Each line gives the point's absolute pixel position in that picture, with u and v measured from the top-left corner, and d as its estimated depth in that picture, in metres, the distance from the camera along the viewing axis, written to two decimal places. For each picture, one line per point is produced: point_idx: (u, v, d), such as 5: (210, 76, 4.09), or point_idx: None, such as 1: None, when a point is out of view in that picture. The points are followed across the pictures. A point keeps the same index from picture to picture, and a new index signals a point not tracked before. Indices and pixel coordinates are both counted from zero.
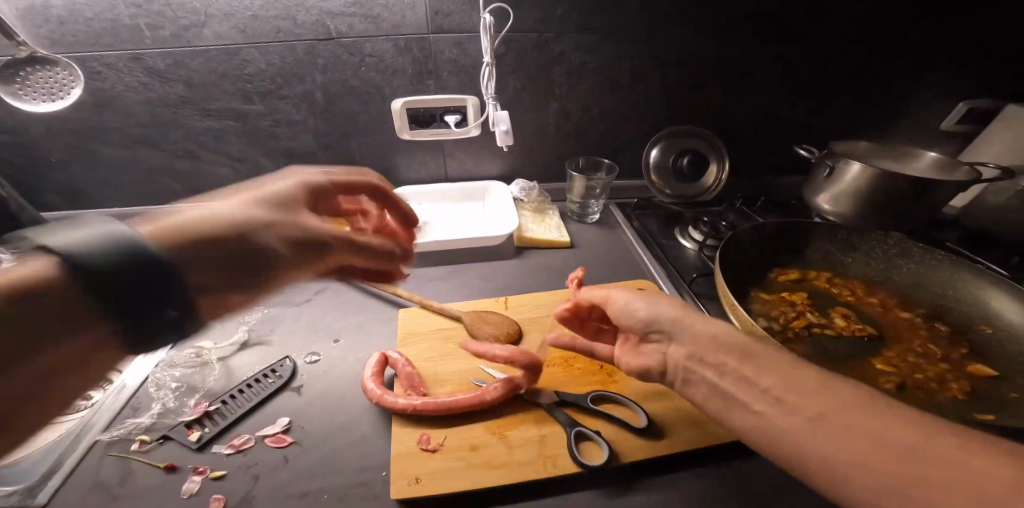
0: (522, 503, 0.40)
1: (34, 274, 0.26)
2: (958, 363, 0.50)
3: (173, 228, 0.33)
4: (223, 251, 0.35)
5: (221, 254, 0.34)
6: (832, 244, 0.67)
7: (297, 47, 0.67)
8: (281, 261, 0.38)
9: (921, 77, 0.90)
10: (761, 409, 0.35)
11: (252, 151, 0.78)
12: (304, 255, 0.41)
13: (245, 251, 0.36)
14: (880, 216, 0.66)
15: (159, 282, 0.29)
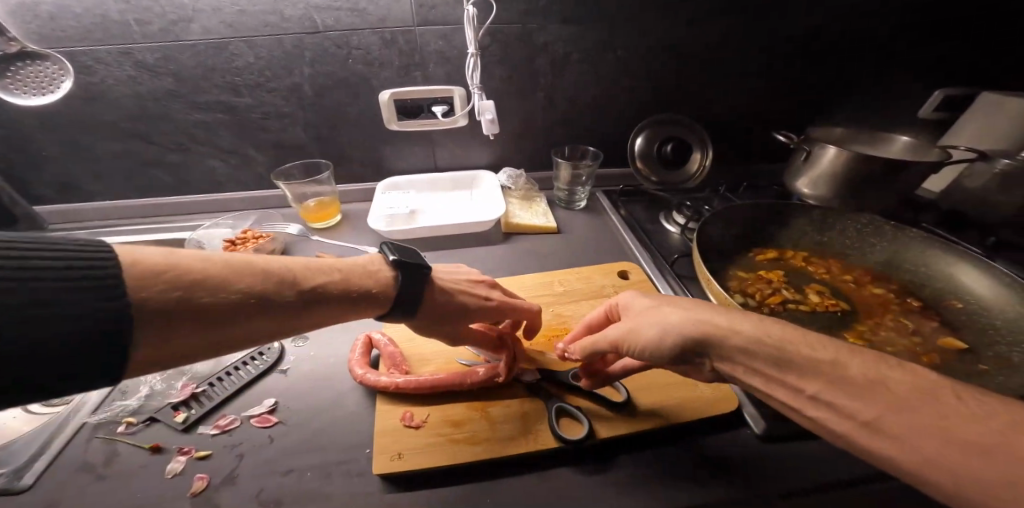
0: (501, 477, 0.41)
1: (375, 264, 0.43)
2: (930, 337, 0.51)
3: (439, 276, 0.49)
4: (444, 297, 0.47)
5: (439, 301, 0.46)
6: (809, 225, 0.69)
7: (285, 40, 0.68)
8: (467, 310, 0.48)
9: (901, 65, 0.92)
10: (816, 414, 0.33)
11: (243, 143, 0.79)
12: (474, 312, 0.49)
13: (453, 299, 0.47)
14: (857, 199, 0.68)
15: (412, 284, 0.43)
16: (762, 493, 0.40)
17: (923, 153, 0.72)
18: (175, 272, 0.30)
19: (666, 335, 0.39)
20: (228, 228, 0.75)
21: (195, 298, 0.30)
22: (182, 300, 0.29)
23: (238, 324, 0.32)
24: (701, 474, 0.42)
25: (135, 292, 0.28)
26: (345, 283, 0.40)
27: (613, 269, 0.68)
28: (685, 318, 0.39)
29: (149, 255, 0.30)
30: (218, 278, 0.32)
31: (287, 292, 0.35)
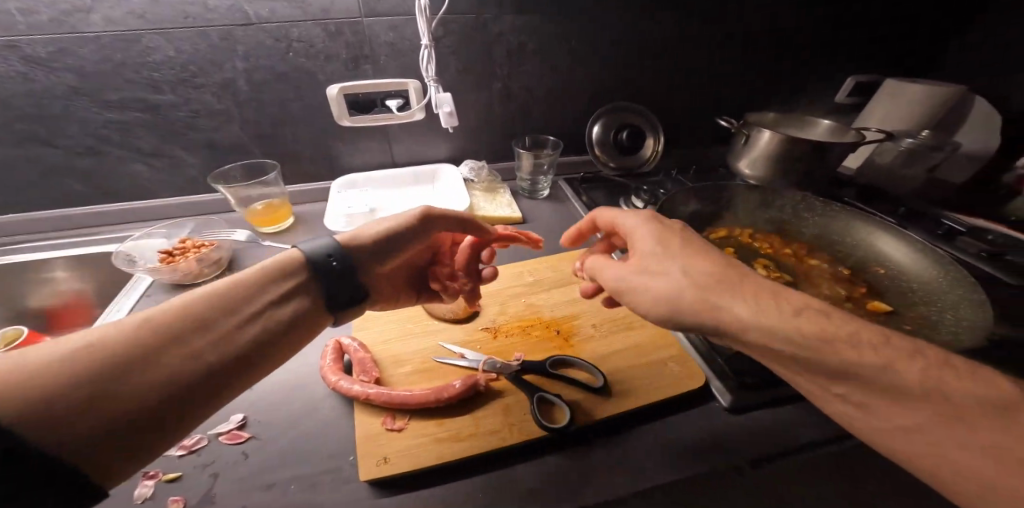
0: (491, 473, 0.42)
1: (286, 261, 0.40)
2: (859, 302, 0.57)
3: (355, 237, 0.46)
4: (371, 247, 0.47)
5: (371, 249, 0.47)
6: (752, 203, 0.74)
7: (210, 32, 0.61)
8: (389, 251, 0.48)
9: (822, 54, 1.01)
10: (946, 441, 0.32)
11: (168, 145, 0.71)
12: (398, 246, 0.49)
13: (376, 247, 0.47)
14: (793, 178, 0.74)
15: (345, 277, 0.42)
16: (740, 464, 0.44)
17: (842, 135, 0.80)
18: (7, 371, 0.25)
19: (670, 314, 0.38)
20: (162, 238, 0.68)
21: (57, 375, 0.26)
22: (57, 396, 0.25)
23: (159, 373, 0.29)
24: (676, 447, 0.45)
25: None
26: (259, 289, 0.37)
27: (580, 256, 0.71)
28: (696, 299, 0.36)
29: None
30: (76, 355, 0.27)
31: (196, 337, 0.32)
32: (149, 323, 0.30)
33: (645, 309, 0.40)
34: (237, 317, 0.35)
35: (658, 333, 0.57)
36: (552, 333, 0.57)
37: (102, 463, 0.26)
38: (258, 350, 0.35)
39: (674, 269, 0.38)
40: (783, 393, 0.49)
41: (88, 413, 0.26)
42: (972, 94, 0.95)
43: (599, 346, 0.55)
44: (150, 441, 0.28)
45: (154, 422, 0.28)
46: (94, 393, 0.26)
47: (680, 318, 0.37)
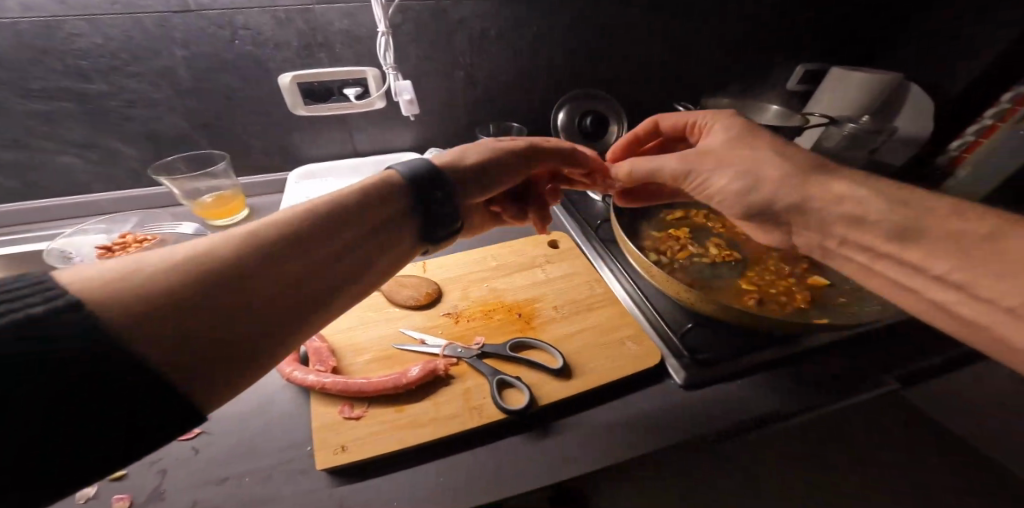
0: (451, 457, 0.43)
1: (382, 179, 0.41)
2: (802, 277, 0.60)
3: (452, 160, 0.48)
4: (456, 173, 0.48)
5: (459, 175, 0.48)
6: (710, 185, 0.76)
7: (144, 18, 0.57)
8: (485, 177, 0.50)
9: (772, 43, 1.05)
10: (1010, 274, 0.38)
11: (101, 136, 0.67)
12: (479, 183, 0.49)
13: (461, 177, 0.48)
14: None
15: (427, 201, 0.42)
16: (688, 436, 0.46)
17: (788, 119, 0.85)
18: (118, 282, 0.25)
19: (754, 187, 0.46)
20: (102, 233, 0.65)
21: (163, 288, 0.26)
22: (161, 292, 0.25)
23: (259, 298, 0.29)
24: (629, 425, 0.47)
25: (100, 314, 0.23)
26: (352, 219, 0.37)
27: (544, 240, 0.72)
28: (780, 174, 0.44)
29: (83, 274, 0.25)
30: (182, 270, 0.27)
31: (286, 247, 0.32)
32: (246, 245, 0.30)
33: (721, 184, 0.48)
34: (329, 244, 0.35)
35: (617, 314, 0.59)
36: (514, 317, 0.58)
37: (200, 385, 0.26)
38: (345, 281, 0.35)
39: (766, 151, 0.47)
40: (730, 368, 0.52)
41: (195, 331, 0.26)
42: (907, 80, 1.01)
43: (560, 328, 0.56)
44: (244, 366, 0.28)
45: (246, 349, 0.28)
46: (199, 314, 0.26)
47: (764, 189, 0.45)
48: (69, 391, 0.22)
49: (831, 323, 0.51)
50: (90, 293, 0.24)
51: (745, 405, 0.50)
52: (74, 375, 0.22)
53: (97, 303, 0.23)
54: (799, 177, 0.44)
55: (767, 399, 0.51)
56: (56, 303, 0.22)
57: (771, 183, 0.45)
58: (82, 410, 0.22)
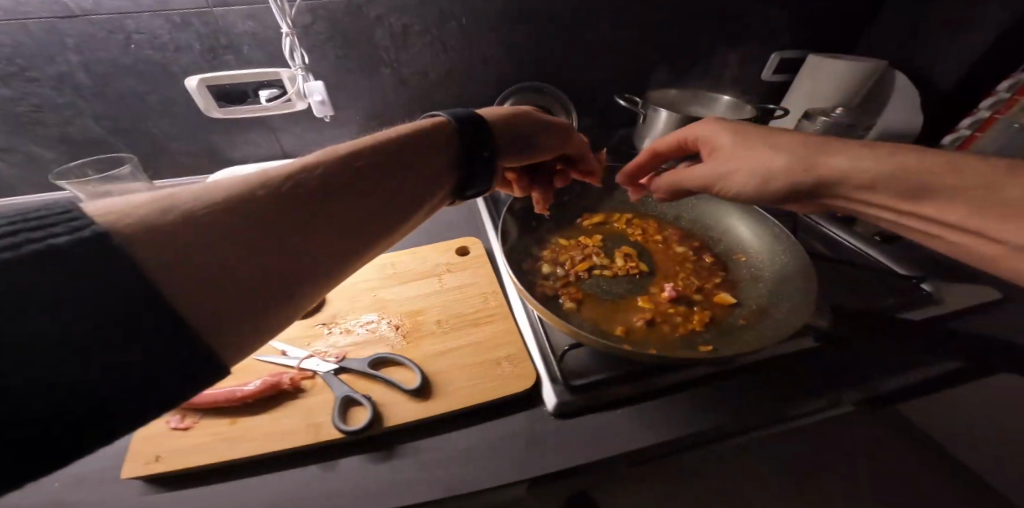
0: (277, 472, 0.42)
1: (436, 126, 0.45)
2: (710, 294, 0.53)
3: (510, 120, 0.51)
4: (509, 134, 0.51)
5: (507, 136, 0.51)
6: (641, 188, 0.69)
7: (29, 25, 0.57)
8: (529, 140, 0.53)
9: (755, 29, 0.93)
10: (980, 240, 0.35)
11: (19, 140, 0.69)
12: (524, 146, 0.53)
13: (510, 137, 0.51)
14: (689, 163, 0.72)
15: (478, 152, 0.46)
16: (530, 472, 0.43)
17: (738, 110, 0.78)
18: (183, 212, 0.25)
19: (770, 180, 0.45)
20: None
21: (227, 220, 0.26)
22: (227, 203, 0.27)
23: (301, 234, 0.30)
24: (477, 453, 0.45)
25: (137, 246, 0.22)
26: (382, 166, 0.39)
27: (454, 246, 0.68)
28: (791, 162, 0.43)
29: (156, 200, 0.25)
30: (228, 203, 0.27)
31: (352, 179, 0.35)
32: (294, 183, 0.32)
33: (741, 185, 0.48)
34: (357, 188, 0.35)
35: (504, 331, 0.55)
36: (392, 331, 0.55)
37: (234, 323, 0.26)
38: (394, 216, 0.38)
39: (762, 146, 0.45)
40: (602, 396, 0.48)
41: (244, 265, 0.26)
42: (891, 67, 0.92)
43: (436, 344, 0.53)
44: (274, 308, 0.28)
45: (284, 287, 0.29)
46: (247, 250, 0.27)
47: (782, 180, 0.44)
48: (128, 335, 0.20)
49: (717, 355, 0.45)
50: (130, 226, 0.23)
51: (610, 436, 0.46)
52: (146, 315, 0.21)
53: (149, 238, 0.23)
54: (802, 163, 0.43)
55: (640, 434, 0.46)
56: (81, 233, 0.21)
57: (782, 174, 0.44)
58: (135, 356, 0.21)
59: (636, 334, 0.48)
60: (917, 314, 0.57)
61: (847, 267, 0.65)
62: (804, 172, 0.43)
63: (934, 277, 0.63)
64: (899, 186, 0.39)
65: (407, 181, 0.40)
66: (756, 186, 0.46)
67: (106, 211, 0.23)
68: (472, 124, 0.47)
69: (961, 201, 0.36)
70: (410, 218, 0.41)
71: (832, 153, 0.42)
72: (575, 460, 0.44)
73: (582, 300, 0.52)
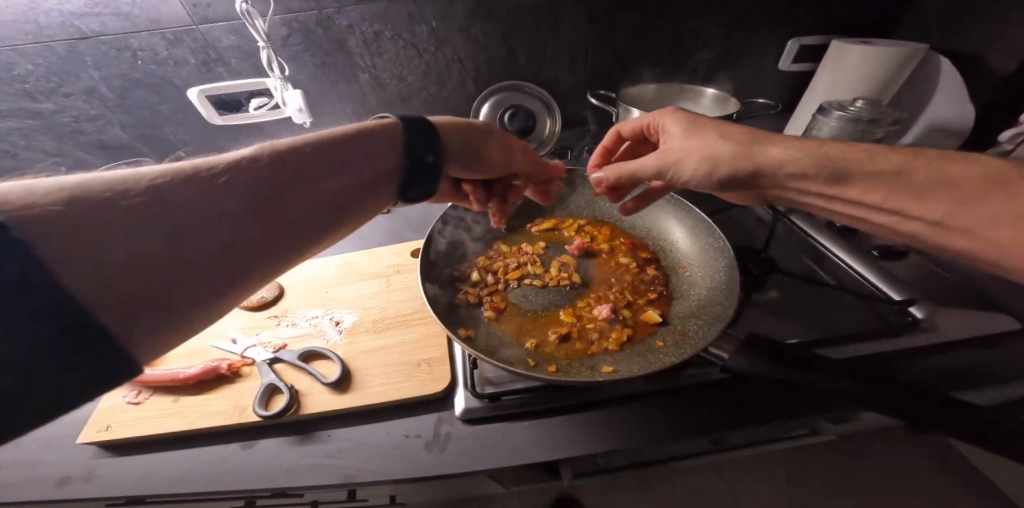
0: (206, 446, 0.48)
1: (384, 124, 0.44)
2: (638, 312, 0.56)
3: (461, 131, 0.50)
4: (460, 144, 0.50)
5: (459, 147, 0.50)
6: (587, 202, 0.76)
7: (55, 47, 0.67)
8: (480, 154, 0.53)
9: (763, 15, 0.83)
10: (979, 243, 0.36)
11: (66, 147, 0.81)
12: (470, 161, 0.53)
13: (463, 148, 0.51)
14: None
15: (419, 153, 0.45)
16: (423, 468, 0.45)
17: (723, 105, 0.81)
18: (87, 201, 0.25)
19: (716, 168, 0.49)
20: None
21: (138, 211, 0.26)
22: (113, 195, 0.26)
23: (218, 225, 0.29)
24: (381, 449, 0.47)
25: (32, 242, 0.22)
26: (320, 161, 0.38)
27: (408, 248, 0.72)
28: (736, 151, 0.47)
29: (53, 190, 0.25)
30: (137, 196, 0.27)
31: (280, 176, 0.34)
32: (220, 177, 0.31)
33: (690, 172, 0.51)
34: (293, 183, 0.35)
35: (431, 334, 0.58)
36: (331, 327, 0.59)
37: (138, 320, 0.25)
38: (320, 223, 0.37)
39: (710, 134, 0.49)
40: (517, 402, 0.48)
41: (161, 260, 0.26)
42: (933, 52, 0.82)
43: (366, 341, 0.57)
44: (190, 305, 0.28)
45: (205, 279, 0.28)
46: (162, 243, 0.26)
47: (726, 167, 0.48)
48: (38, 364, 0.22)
49: (617, 375, 0.47)
50: (25, 215, 0.22)
51: (506, 440, 0.46)
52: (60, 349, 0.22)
53: (43, 230, 0.23)
54: (742, 151, 0.47)
55: (542, 444, 0.46)
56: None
57: (730, 161, 0.47)
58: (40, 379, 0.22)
59: (546, 347, 0.52)
60: (892, 346, 0.49)
61: (825, 288, 0.58)
62: (748, 158, 0.47)
63: (931, 301, 0.54)
64: (830, 167, 0.43)
65: (351, 179, 0.39)
66: (705, 174, 0.50)
67: None
68: (424, 129, 0.46)
69: (879, 188, 0.41)
70: (353, 220, 0.40)
71: (768, 143, 0.46)
72: (461, 465, 0.44)
73: (506, 309, 0.57)
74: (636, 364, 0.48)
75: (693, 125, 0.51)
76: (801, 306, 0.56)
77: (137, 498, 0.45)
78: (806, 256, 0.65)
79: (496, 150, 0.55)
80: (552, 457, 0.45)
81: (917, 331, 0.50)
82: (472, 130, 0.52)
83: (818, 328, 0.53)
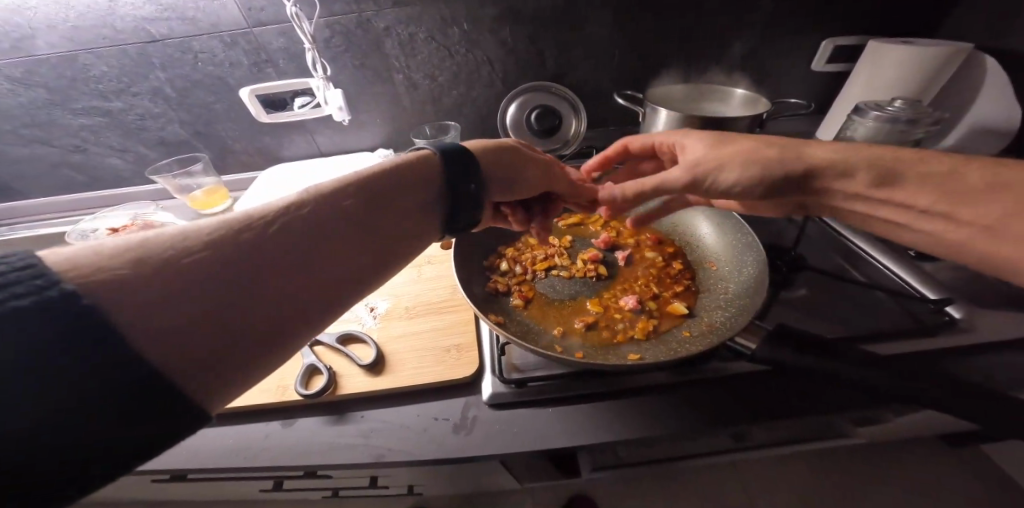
0: (252, 422, 0.52)
1: (422, 155, 0.45)
2: (665, 304, 0.57)
3: (491, 150, 0.52)
4: (495, 165, 0.52)
5: (495, 167, 0.52)
6: None
7: (128, 49, 0.74)
8: (515, 175, 0.54)
9: (796, 14, 0.82)
10: None
11: (130, 143, 0.89)
12: (508, 182, 0.54)
13: (498, 165, 0.52)
14: None
15: (461, 174, 0.45)
16: (449, 455, 0.46)
17: (753, 106, 0.80)
18: (154, 260, 0.25)
19: (761, 169, 0.48)
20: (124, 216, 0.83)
21: (205, 271, 0.27)
22: (177, 251, 0.27)
23: (273, 270, 0.30)
24: (412, 430, 0.49)
25: (107, 306, 0.22)
26: (363, 202, 0.39)
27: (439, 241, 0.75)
28: (781, 152, 0.47)
29: (113, 247, 0.25)
30: (204, 251, 0.27)
31: (328, 218, 0.35)
32: (272, 228, 0.32)
33: (736, 176, 0.50)
34: (342, 232, 0.36)
35: (459, 321, 0.60)
36: (367, 313, 0.62)
37: (208, 382, 0.26)
38: (369, 257, 0.37)
39: (740, 141, 0.50)
40: (545, 392, 0.50)
41: (221, 307, 0.27)
42: (978, 51, 0.79)
43: (398, 327, 0.59)
44: (256, 364, 0.29)
45: (270, 336, 0.29)
46: (224, 298, 0.27)
47: (773, 169, 0.48)
48: (80, 382, 0.20)
49: (642, 362, 0.48)
50: (93, 281, 0.23)
51: (534, 429, 0.47)
52: (90, 359, 0.20)
53: (118, 297, 0.23)
54: (789, 153, 0.47)
55: (569, 431, 0.47)
56: (46, 293, 0.21)
57: (776, 161, 0.47)
58: (64, 392, 0.19)
59: (574, 334, 0.53)
60: (926, 345, 0.48)
61: (858, 286, 0.57)
62: (793, 159, 0.47)
63: (970, 301, 0.53)
64: (879, 172, 0.44)
65: (393, 224, 0.40)
66: (753, 178, 0.49)
67: (65, 269, 0.23)
68: (461, 160, 0.46)
69: (925, 188, 0.41)
70: (398, 261, 0.41)
71: (810, 147, 0.47)
72: (488, 450, 0.46)
73: (532, 298, 0.59)
74: (663, 353, 0.49)
75: (717, 138, 0.52)
76: (831, 305, 0.55)
77: (181, 472, 0.49)
78: (838, 256, 0.64)
79: (526, 169, 0.55)
80: (575, 442, 0.46)
81: (955, 331, 0.49)
82: (500, 149, 0.53)
83: (849, 326, 0.52)
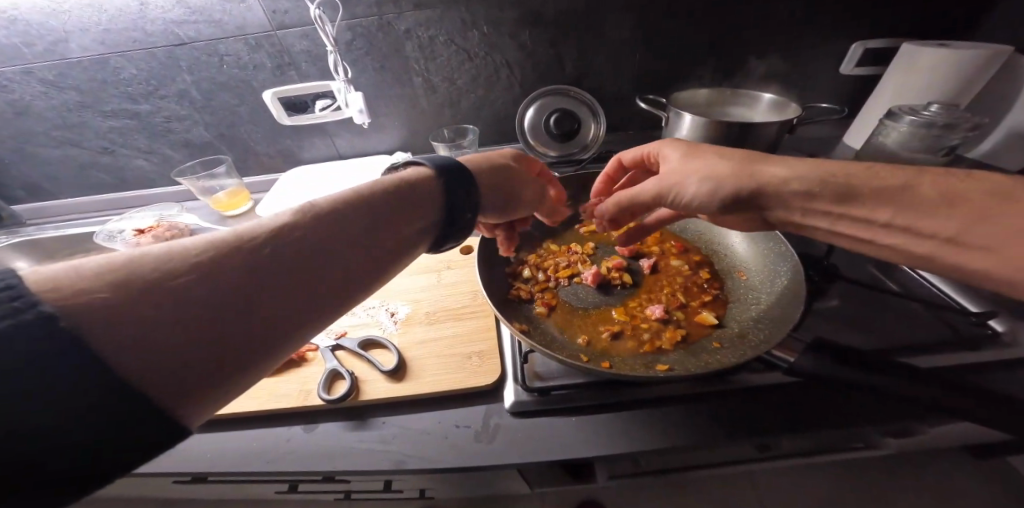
0: (275, 424, 0.52)
1: (422, 172, 0.45)
2: (693, 313, 0.56)
3: (482, 162, 0.52)
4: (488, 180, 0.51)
5: (488, 183, 0.51)
6: None
7: (157, 52, 0.76)
8: (510, 191, 0.53)
9: (826, 15, 0.80)
10: None
11: (156, 144, 0.90)
12: (499, 196, 0.52)
13: (492, 181, 0.51)
14: None
15: (457, 191, 0.45)
16: (471, 462, 0.46)
17: (781, 110, 0.79)
18: (139, 280, 0.25)
19: (718, 186, 0.48)
20: (153, 216, 0.86)
21: (190, 289, 0.26)
22: (164, 270, 0.26)
23: (260, 284, 0.29)
24: (432, 437, 0.49)
25: (85, 331, 0.22)
26: (359, 215, 0.38)
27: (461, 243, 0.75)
28: (735, 169, 0.47)
29: (98, 268, 0.25)
30: (189, 271, 0.27)
31: (321, 231, 0.35)
32: (263, 245, 0.31)
33: (692, 192, 0.50)
34: (336, 245, 0.35)
35: (481, 328, 0.59)
36: (388, 318, 0.62)
37: (191, 402, 0.26)
38: (362, 267, 0.36)
39: (706, 158, 0.49)
40: (568, 401, 0.49)
41: (205, 324, 0.26)
42: (1018, 53, 0.76)
43: (419, 333, 0.59)
44: (238, 381, 0.28)
45: (260, 351, 0.29)
46: (208, 314, 0.26)
47: (725, 186, 0.47)
48: (47, 408, 0.20)
49: (670, 374, 0.47)
50: (77, 304, 0.23)
51: (557, 435, 0.47)
52: (65, 385, 0.21)
53: (100, 322, 0.23)
54: (742, 170, 0.46)
55: (597, 441, 0.46)
56: (21, 316, 0.21)
57: (729, 179, 0.47)
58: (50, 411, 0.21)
59: (598, 343, 0.53)
60: (968, 360, 0.46)
61: (894, 297, 0.55)
62: (745, 178, 0.46)
63: (1013, 315, 0.51)
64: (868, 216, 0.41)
65: (389, 237, 0.39)
66: (706, 194, 0.49)
67: (49, 291, 0.23)
68: (460, 177, 0.46)
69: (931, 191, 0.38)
70: (393, 270, 0.40)
71: (766, 162, 0.46)
72: (507, 459, 0.45)
73: (555, 305, 0.59)
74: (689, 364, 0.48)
75: (691, 150, 0.51)
76: (866, 315, 0.54)
77: (204, 474, 0.49)
78: (871, 265, 0.61)
79: (521, 187, 0.54)
80: (599, 452, 0.45)
81: (998, 347, 0.47)
82: (492, 164, 0.52)
83: (887, 337, 0.51)
